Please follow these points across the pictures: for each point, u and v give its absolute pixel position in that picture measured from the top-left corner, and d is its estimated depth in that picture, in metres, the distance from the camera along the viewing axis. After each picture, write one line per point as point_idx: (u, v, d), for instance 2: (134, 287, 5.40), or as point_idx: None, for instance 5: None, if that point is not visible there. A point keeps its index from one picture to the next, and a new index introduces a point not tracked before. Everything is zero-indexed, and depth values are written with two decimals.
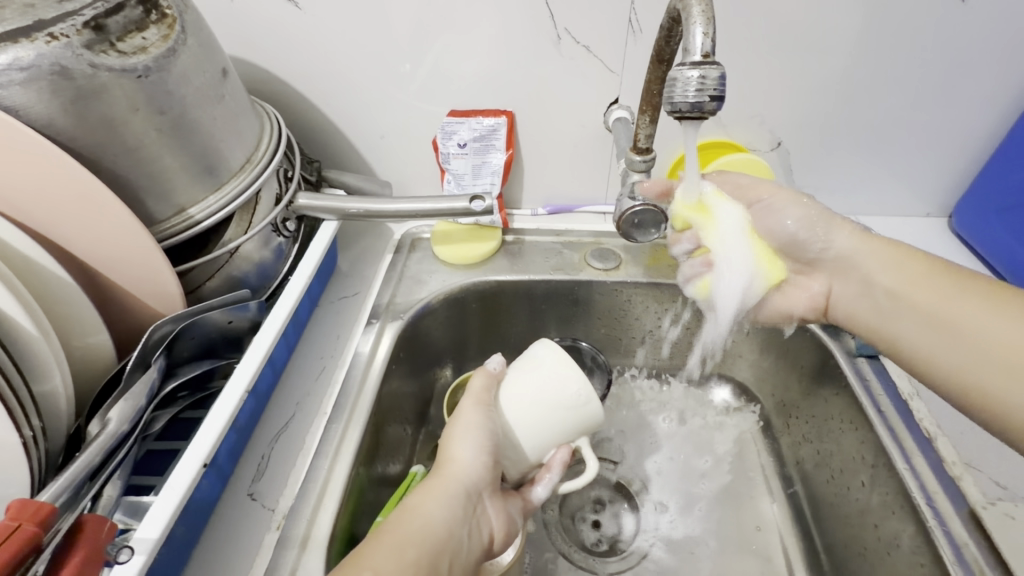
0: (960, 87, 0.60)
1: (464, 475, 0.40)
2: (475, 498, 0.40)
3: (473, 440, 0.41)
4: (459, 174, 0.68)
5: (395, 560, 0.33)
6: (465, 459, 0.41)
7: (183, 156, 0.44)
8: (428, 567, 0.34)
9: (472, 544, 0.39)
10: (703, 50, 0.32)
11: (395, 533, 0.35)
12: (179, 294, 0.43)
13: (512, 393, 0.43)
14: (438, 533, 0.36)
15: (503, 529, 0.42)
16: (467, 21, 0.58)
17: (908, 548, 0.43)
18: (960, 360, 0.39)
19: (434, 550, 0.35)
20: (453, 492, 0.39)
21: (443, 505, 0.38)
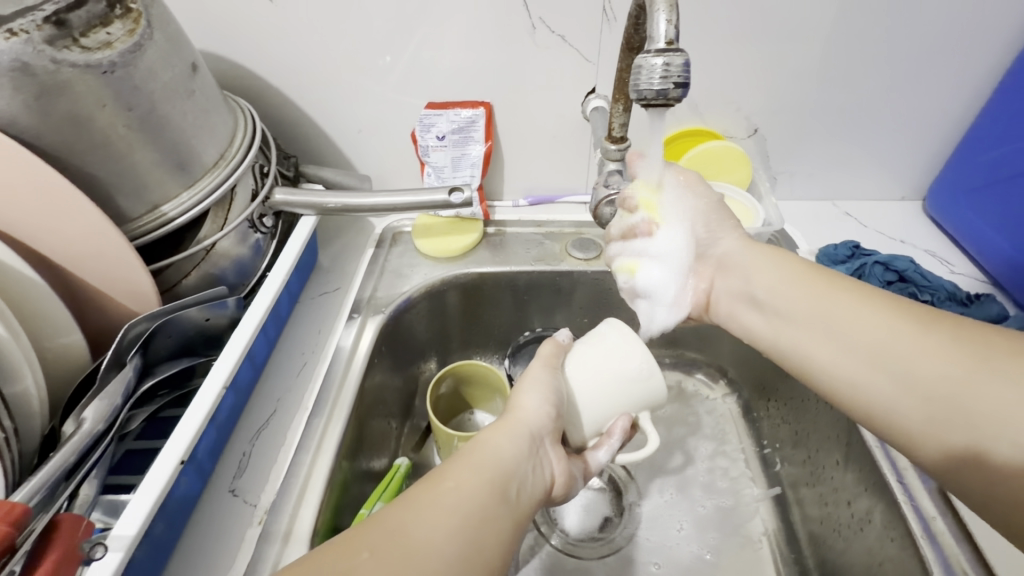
0: (930, 72, 0.61)
1: (530, 419, 0.42)
2: (539, 441, 0.41)
3: (539, 391, 0.43)
4: (439, 166, 0.68)
5: (472, 475, 0.35)
6: (530, 407, 0.42)
7: (153, 152, 0.44)
8: (498, 487, 0.35)
9: (540, 481, 0.39)
10: (667, 37, 0.32)
11: (468, 458, 0.37)
12: (154, 293, 0.43)
13: (578, 362, 0.46)
14: (505, 463, 0.37)
15: (564, 475, 0.42)
16: (441, 12, 0.58)
17: (880, 523, 0.45)
18: (828, 352, 0.39)
19: (502, 475, 0.36)
20: (521, 430, 0.40)
21: (511, 441, 0.39)
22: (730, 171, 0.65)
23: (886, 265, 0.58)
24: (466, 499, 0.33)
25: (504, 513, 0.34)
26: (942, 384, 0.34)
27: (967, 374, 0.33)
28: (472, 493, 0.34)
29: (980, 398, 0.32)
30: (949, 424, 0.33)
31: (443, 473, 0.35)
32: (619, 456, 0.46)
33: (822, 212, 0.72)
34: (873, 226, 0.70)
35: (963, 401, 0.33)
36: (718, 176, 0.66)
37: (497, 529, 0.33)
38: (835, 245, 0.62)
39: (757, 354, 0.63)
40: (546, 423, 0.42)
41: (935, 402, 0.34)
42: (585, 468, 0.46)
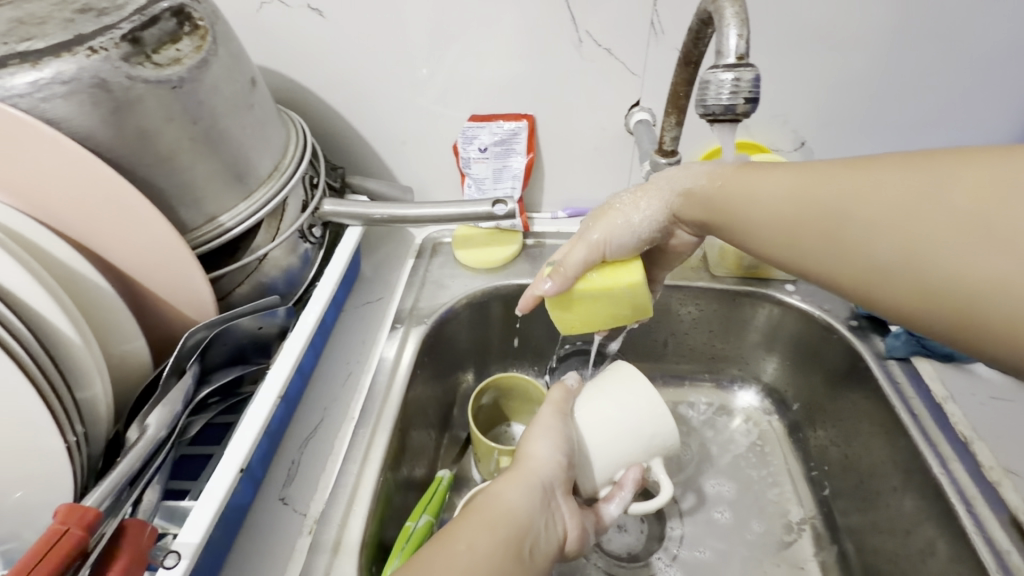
0: (990, 83, 0.59)
1: (542, 468, 0.42)
2: (550, 493, 0.41)
3: (550, 440, 0.43)
4: (480, 178, 0.69)
5: (484, 538, 0.36)
6: (541, 456, 0.43)
7: (213, 164, 0.45)
8: (512, 549, 0.36)
9: (552, 535, 0.40)
10: (737, 52, 0.31)
11: (480, 516, 0.37)
12: (212, 301, 0.44)
13: (588, 407, 0.46)
14: (519, 518, 0.38)
15: (576, 527, 0.42)
16: (487, 26, 0.58)
17: (946, 556, 0.43)
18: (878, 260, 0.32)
19: (516, 531, 0.37)
20: (532, 482, 0.40)
21: (522, 495, 0.40)
22: None
23: None
24: (481, 560, 0.34)
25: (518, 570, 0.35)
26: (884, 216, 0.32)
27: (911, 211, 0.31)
28: (487, 549, 0.35)
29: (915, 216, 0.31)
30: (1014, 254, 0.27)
31: (452, 536, 0.36)
32: (633, 506, 0.46)
33: None
34: None
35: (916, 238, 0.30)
36: None
37: None
38: None
39: (804, 372, 0.61)
40: (558, 472, 0.42)
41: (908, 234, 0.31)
42: (598, 519, 0.45)
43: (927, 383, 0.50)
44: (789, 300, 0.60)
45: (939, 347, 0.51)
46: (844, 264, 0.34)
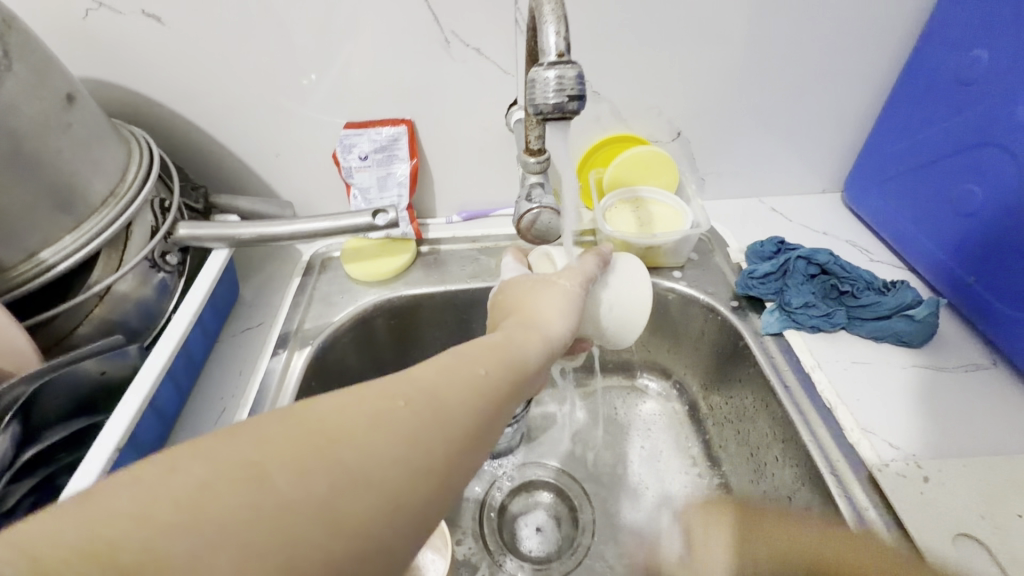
0: (841, 70, 0.62)
1: (557, 327, 0.39)
2: (558, 354, 0.38)
3: (568, 307, 0.40)
4: (364, 187, 0.65)
5: (502, 369, 0.32)
6: (561, 319, 0.39)
7: (23, 195, 0.40)
8: (522, 388, 0.33)
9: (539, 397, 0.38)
10: (557, 49, 0.31)
11: (497, 344, 0.34)
12: (30, 349, 0.39)
13: (612, 291, 0.47)
14: (535, 365, 0.34)
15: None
16: (350, 27, 0.55)
17: (817, 518, 0.45)
18: None
19: (529, 367, 0.34)
20: (549, 338, 0.37)
21: (542, 345, 0.36)
22: (659, 177, 0.66)
23: (809, 258, 0.58)
24: (498, 389, 0.30)
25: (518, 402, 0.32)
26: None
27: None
28: (499, 375, 0.31)
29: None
30: None
31: (463, 354, 0.31)
32: None
33: (749, 209, 0.73)
34: (799, 219, 0.71)
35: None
36: (645, 180, 0.66)
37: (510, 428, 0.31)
38: (761, 242, 0.63)
39: (697, 355, 0.64)
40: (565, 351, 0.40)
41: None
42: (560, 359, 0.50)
43: (797, 355, 0.53)
44: (675, 287, 0.62)
45: (806, 319, 0.54)
46: None
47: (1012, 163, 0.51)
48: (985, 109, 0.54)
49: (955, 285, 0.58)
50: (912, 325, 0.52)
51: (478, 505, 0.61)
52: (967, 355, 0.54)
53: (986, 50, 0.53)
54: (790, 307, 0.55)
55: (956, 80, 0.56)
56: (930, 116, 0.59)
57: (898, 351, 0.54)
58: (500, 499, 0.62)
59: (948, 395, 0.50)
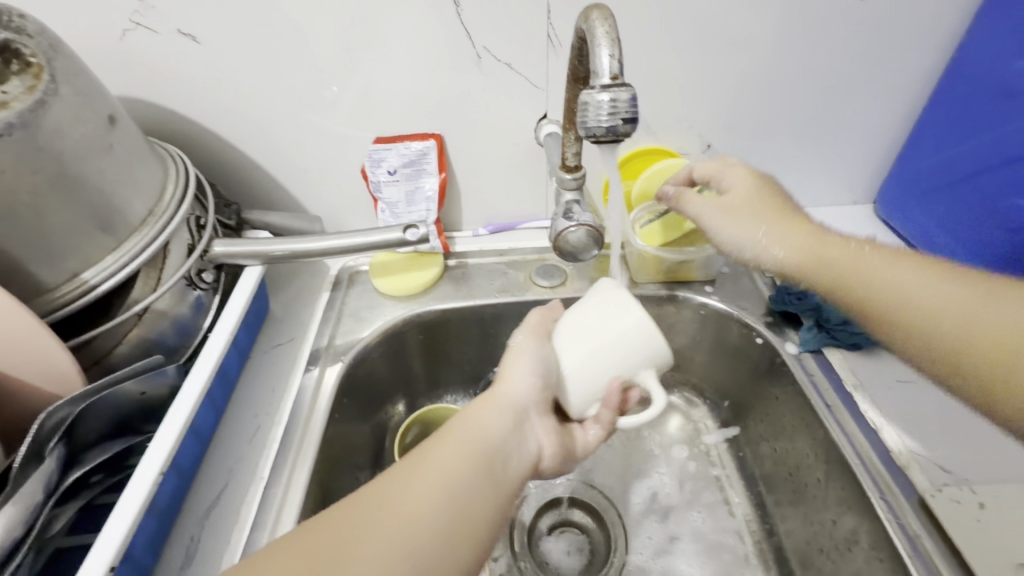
0: (876, 81, 0.61)
1: (515, 392, 0.40)
2: (524, 416, 0.40)
3: (527, 365, 0.41)
4: (392, 202, 0.65)
5: (453, 455, 0.35)
6: (517, 379, 0.41)
7: (68, 216, 0.40)
8: (482, 463, 0.35)
9: (524, 457, 0.39)
10: (610, 71, 0.31)
11: (454, 435, 0.36)
12: (75, 370, 0.39)
13: (566, 325, 0.43)
14: (490, 439, 0.37)
15: (553, 452, 0.42)
16: (383, 43, 0.55)
17: (866, 543, 0.44)
18: (927, 300, 0.38)
19: (489, 450, 0.36)
20: (504, 404, 0.39)
21: (496, 415, 0.39)
22: None
23: None
24: (450, 475, 0.34)
25: (490, 482, 0.35)
26: (866, 292, 0.41)
27: (812, 240, 0.44)
28: (459, 468, 0.34)
29: (906, 285, 0.39)
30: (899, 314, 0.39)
31: (423, 456, 0.35)
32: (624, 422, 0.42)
33: None
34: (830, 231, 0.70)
35: (927, 320, 0.38)
36: None
37: (479, 498, 0.34)
38: None
39: (730, 371, 0.63)
40: (534, 395, 0.41)
41: (905, 287, 0.39)
42: (576, 450, 0.44)
43: (837, 373, 0.52)
44: (709, 301, 0.61)
45: (846, 336, 0.53)
46: (926, 319, 0.38)
47: None
48: None
49: None
50: None
51: (508, 523, 0.60)
52: None
53: None
54: (830, 324, 0.54)
55: (998, 91, 0.55)
56: (972, 126, 0.58)
57: None
58: (531, 517, 0.61)
59: None
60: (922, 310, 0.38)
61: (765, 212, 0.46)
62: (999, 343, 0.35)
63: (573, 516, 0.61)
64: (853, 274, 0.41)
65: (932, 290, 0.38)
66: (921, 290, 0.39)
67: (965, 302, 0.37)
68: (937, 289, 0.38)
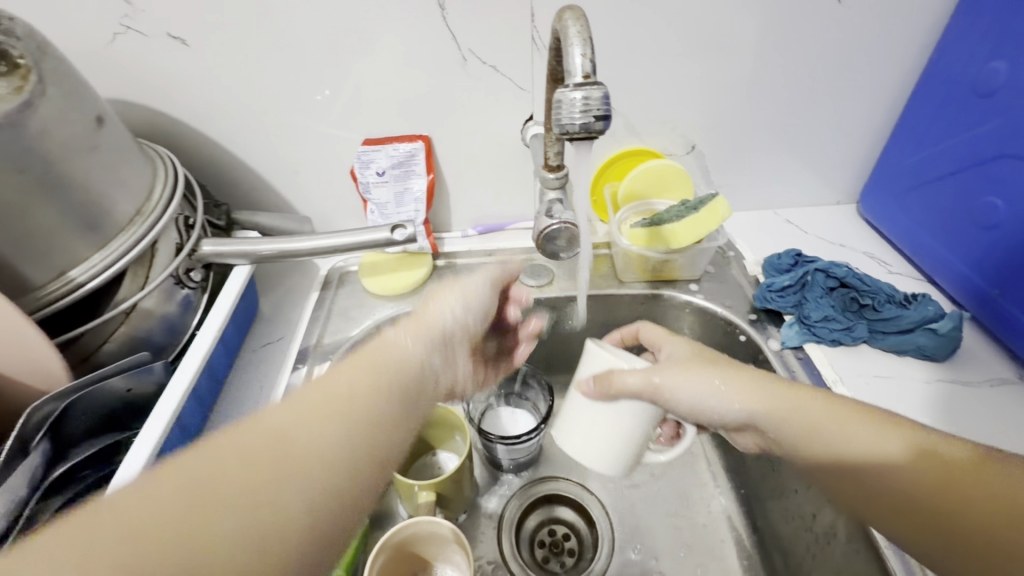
0: (856, 82, 0.62)
1: (444, 318, 0.41)
2: (450, 340, 0.41)
3: (455, 297, 0.42)
4: (381, 203, 0.66)
5: (369, 378, 0.34)
6: (450, 308, 0.41)
7: (53, 215, 0.40)
8: (410, 393, 0.35)
9: (440, 387, 0.39)
10: (583, 70, 0.32)
11: (375, 357, 0.35)
12: (61, 367, 0.40)
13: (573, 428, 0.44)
14: (412, 359, 0.37)
15: (470, 377, 0.45)
16: (370, 45, 0.56)
17: (845, 536, 0.45)
18: (855, 451, 0.37)
19: (413, 375, 0.36)
20: (432, 331, 0.39)
21: (419, 340, 0.38)
22: (673, 190, 0.65)
23: (826, 271, 0.58)
24: (362, 393, 0.33)
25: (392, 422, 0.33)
26: (822, 438, 0.38)
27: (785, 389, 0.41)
28: (378, 391, 0.34)
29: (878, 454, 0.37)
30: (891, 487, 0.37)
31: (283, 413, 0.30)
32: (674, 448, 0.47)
33: (763, 221, 0.73)
34: (814, 230, 0.71)
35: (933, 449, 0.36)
36: (660, 195, 0.65)
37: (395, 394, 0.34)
38: (779, 254, 0.62)
39: None
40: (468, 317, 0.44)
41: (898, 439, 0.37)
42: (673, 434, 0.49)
43: (819, 369, 0.53)
44: (694, 299, 0.62)
45: (827, 333, 0.54)
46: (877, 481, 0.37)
47: None
48: (1006, 120, 0.53)
49: (978, 298, 0.57)
50: (936, 339, 0.52)
51: (496, 519, 0.61)
52: (992, 369, 0.54)
53: (1003, 60, 0.53)
54: (810, 320, 0.55)
55: (973, 91, 0.56)
56: (950, 125, 0.59)
57: (921, 364, 0.53)
58: (519, 513, 0.61)
59: (971, 409, 0.50)
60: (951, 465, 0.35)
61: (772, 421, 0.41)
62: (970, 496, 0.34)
63: (557, 511, 0.62)
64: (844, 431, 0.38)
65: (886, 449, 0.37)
66: (881, 443, 0.37)
67: (950, 460, 0.36)
68: (884, 446, 0.37)
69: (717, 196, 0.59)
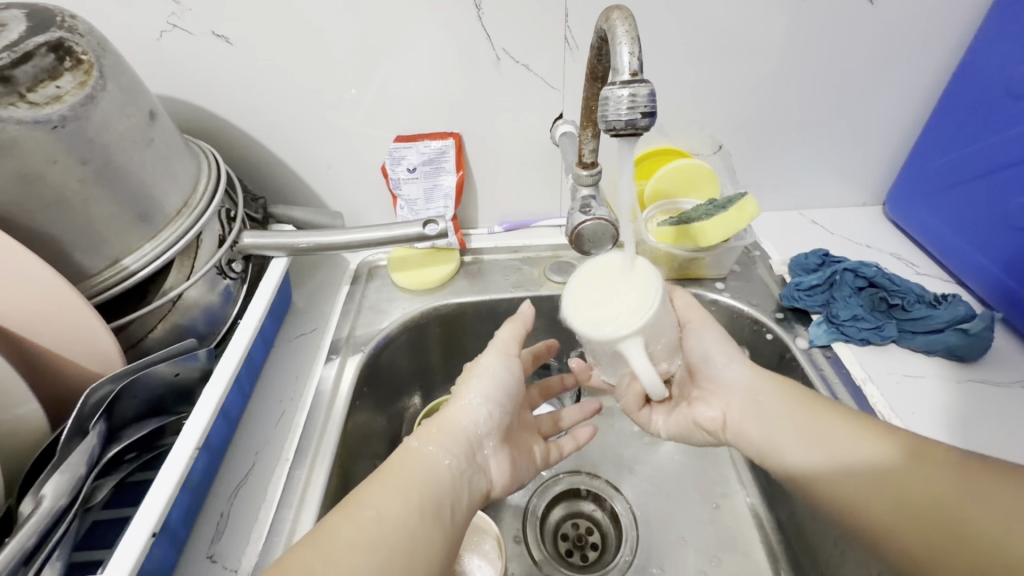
0: (886, 83, 0.62)
1: (467, 422, 0.42)
2: (475, 447, 0.42)
3: (481, 387, 0.44)
4: (411, 199, 0.67)
5: (400, 499, 0.36)
6: (472, 403, 0.43)
7: (108, 205, 0.42)
8: (431, 509, 0.36)
9: (474, 493, 0.41)
10: (630, 69, 0.33)
11: (399, 469, 0.38)
12: (116, 350, 0.41)
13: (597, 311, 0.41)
14: (442, 478, 0.38)
15: (505, 484, 0.44)
16: (406, 44, 0.57)
17: None
18: (838, 459, 0.40)
19: (437, 489, 0.38)
20: (458, 436, 0.41)
21: (451, 454, 0.40)
22: (700, 189, 0.65)
23: (855, 271, 0.58)
24: (394, 528, 0.34)
25: (435, 531, 0.36)
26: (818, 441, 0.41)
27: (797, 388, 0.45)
28: (406, 505, 0.36)
29: (862, 463, 0.39)
30: (889, 499, 0.37)
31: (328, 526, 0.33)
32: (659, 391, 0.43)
33: (788, 222, 0.73)
34: (840, 231, 0.71)
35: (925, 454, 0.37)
36: (687, 194, 0.66)
37: (431, 519, 0.36)
38: (806, 254, 0.63)
39: None
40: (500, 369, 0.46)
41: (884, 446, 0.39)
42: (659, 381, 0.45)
43: (848, 368, 0.53)
44: (720, 298, 0.62)
45: (855, 332, 0.55)
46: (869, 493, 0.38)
47: None
48: None
49: (1008, 299, 0.57)
50: (967, 339, 0.52)
51: (521, 512, 0.62)
52: None
53: None
54: (838, 319, 0.55)
55: (1006, 94, 0.55)
56: (981, 127, 0.58)
57: (950, 364, 0.53)
58: (543, 507, 0.62)
59: (1003, 410, 0.50)
60: (937, 470, 0.36)
61: (776, 406, 0.44)
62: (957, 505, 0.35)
63: (581, 505, 0.63)
64: (839, 446, 0.40)
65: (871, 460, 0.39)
66: (864, 448, 0.39)
67: (935, 461, 0.37)
68: (867, 450, 0.39)
69: (746, 195, 0.59)
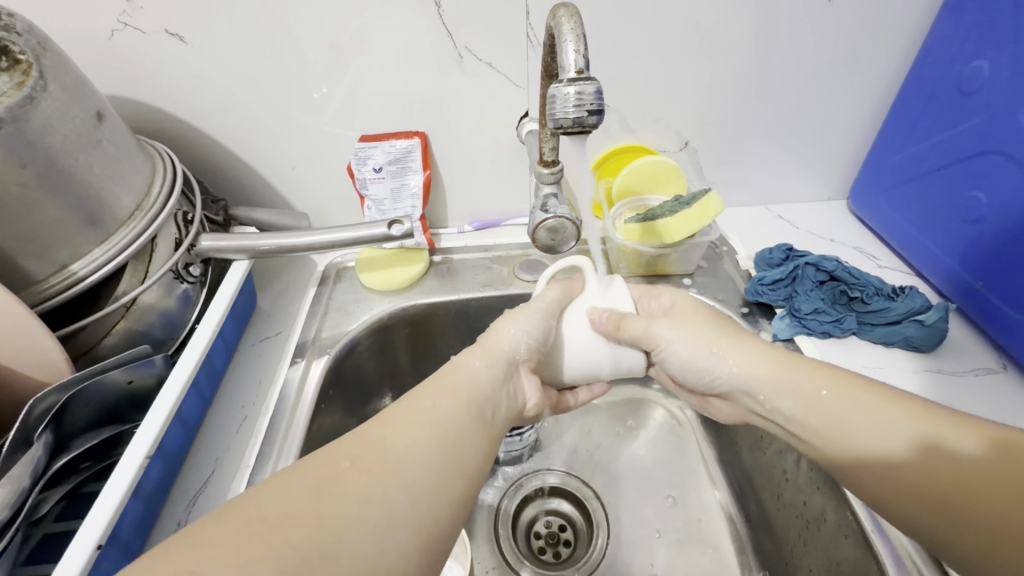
0: (846, 79, 0.63)
1: (507, 346, 0.41)
2: (513, 369, 0.41)
3: (520, 322, 0.42)
4: (378, 199, 0.66)
5: (449, 398, 0.36)
6: (513, 335, 0.42)
7: (54, 210, 0.41)
8: (476, 411, 0.36)
9: (511, 408, 0.40)
10: (576, 66, 0.33)
11: (445, 383, 0.37)
12: (63, 358, 0.41)
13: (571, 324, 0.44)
14: (481, 387, 0.38)
15: (540, 400, 0.43)
16: (367, 43, 0.57)
17: (834, 521, 0.46)
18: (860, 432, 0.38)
19: (482, 396, 0.38)
20: (498, 356, 0.40)
21: (487, 369, 0.39)
22: (667, 186, 0.66)
23: (816, 265, 0.59)
24: (444, 418, 0.34)
25: (481, 431, 0.36)
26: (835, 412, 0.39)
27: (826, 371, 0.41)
28: (453, 409, 0.35)
29: (878, 443, 0.37)
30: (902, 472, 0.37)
31: (394, 416, 0.34)
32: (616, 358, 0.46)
33: (755, 217, 0.74)
34: (806, 225, 0.72)
35: (938, 444, 0.36)
36: (654, 190, 0.66)
37: (473, 434, 0.35)
38: (770, 248, 0.63)
39: None
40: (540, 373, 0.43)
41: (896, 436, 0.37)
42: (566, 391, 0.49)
43: None
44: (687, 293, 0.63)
45: (817, 325, 0.55)
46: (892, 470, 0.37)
47: (1012, 169, 0.53)
48: (987, 117, 0.55)
49: (962, 290, 0.59)
50: (922, 330, 0.53)
51: (492, 511, 0.62)
52: (978, 360, 0.55)
53: (986, 60, 0.54)
54: (801, 313, 0.56)
55: (957, 90, 0.57)
56: (935, 122, 0.60)
57: (908, 355, 0.55)
58: (515, 506, 0.62)
59: (957, 400, 0.51)
60: (948, 461, 0.35)
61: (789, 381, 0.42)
62: (959, 480, 0.35)
63: (553, 503, 0.63)
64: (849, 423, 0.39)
65: (887, 441, 0.37)
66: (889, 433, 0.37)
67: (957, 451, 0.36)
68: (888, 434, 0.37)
69: (710, 191, 0.60)
